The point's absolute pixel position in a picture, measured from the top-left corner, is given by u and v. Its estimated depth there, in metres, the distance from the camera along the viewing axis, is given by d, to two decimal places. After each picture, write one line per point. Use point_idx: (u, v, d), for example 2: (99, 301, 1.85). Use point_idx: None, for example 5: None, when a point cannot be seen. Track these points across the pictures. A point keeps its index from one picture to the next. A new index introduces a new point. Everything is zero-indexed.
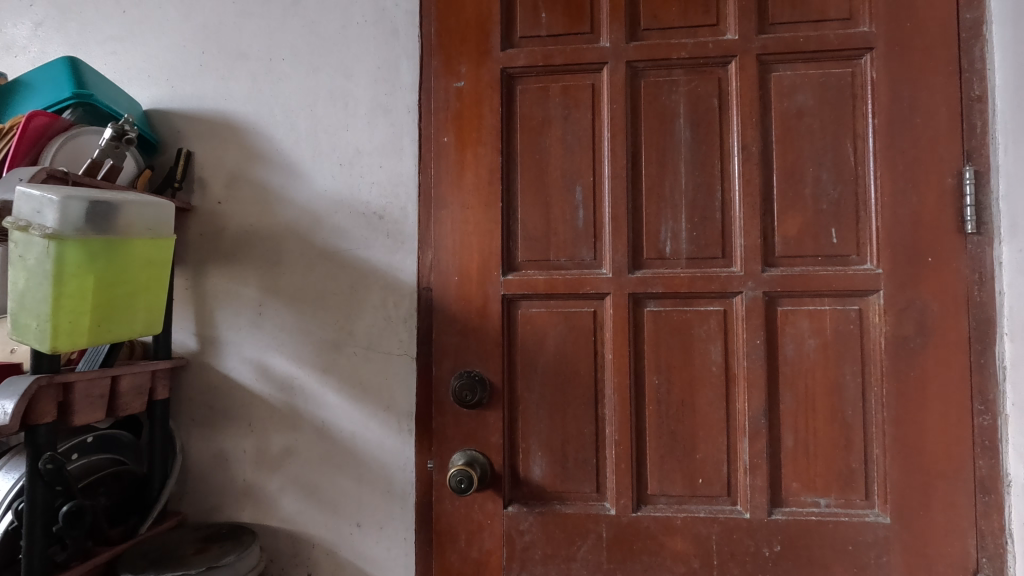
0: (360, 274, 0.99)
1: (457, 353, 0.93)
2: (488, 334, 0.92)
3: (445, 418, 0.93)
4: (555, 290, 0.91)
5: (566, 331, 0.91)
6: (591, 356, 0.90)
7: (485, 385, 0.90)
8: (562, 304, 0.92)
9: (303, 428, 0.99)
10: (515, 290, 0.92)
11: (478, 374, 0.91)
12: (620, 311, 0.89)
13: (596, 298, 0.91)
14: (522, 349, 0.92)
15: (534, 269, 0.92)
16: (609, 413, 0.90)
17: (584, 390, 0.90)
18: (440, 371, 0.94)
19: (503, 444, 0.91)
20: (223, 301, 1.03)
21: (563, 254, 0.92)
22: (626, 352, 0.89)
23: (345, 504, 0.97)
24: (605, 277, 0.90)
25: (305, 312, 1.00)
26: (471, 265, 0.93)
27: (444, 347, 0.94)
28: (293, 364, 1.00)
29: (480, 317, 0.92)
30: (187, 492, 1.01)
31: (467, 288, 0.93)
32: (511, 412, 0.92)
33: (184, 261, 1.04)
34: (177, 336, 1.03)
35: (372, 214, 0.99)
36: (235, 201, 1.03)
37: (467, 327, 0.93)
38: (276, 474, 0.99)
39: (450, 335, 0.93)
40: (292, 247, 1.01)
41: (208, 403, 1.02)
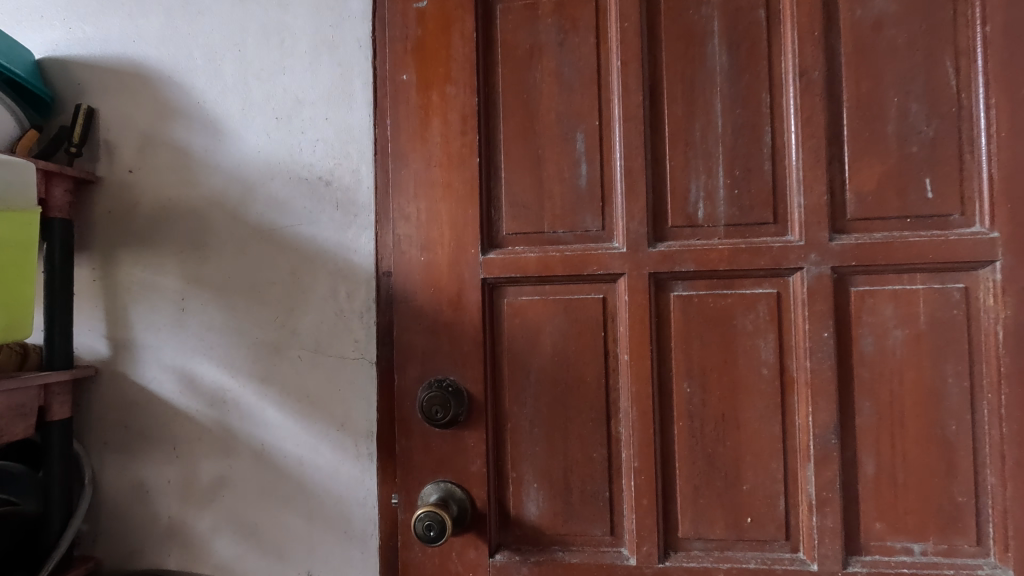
0: (305, 257, 0.77)
1: (425, 355, 0.71)
2: (464, 330, 0.70)
3: (411, 442, 0.71)
4: (552, 271, 0.69)
5: (567, 325, 0.69)
6: (601, 359, 0.69)
7: (461, 398, 0.69)
8: (561, 290, 0.70)
9: (239, 452, 0.79)
10: (498, 272, 0.70)
11: (452, 384, 0.70)
12: (638, 297, 0.67)
13: (606, 282, 0.69)
14: (510, 351, 0.70)
15: (524, 245, 0.70)
16: (625, 433, 0.68)
17: (592, 403, 0.69)
18: (404, 380, 0.71)
19: (488, 475, 0.70)
20: (137, 295, 0.81)
21: (560, 223, 0.70)
22: (646, 351, 0.67)
23: (291, 548, 0.77)
24: (617, 253, 0.68)
25: (238, 307, 0.79)
26: (442, 240, 0.71)
27: (407, 348, 0.71)
28: (224, 372, 0.79)
29: (453, 308, 0.70)
30: (101, 533, 0.81)
31: (436, 270, 0.71)
32: (497, 431, 0.70)
33: (90, 246, 0.83)
34: (82, 340, 0.82)
35: (317, 180, 0.78)
36: (148, 168, 0.82)
37: (437, 322, 0.71)
38: (207, 511, 0.79)
39: (414, 332, 0.71)
40: (221, 224, 0.80)
41: (123, 422, 0.82)
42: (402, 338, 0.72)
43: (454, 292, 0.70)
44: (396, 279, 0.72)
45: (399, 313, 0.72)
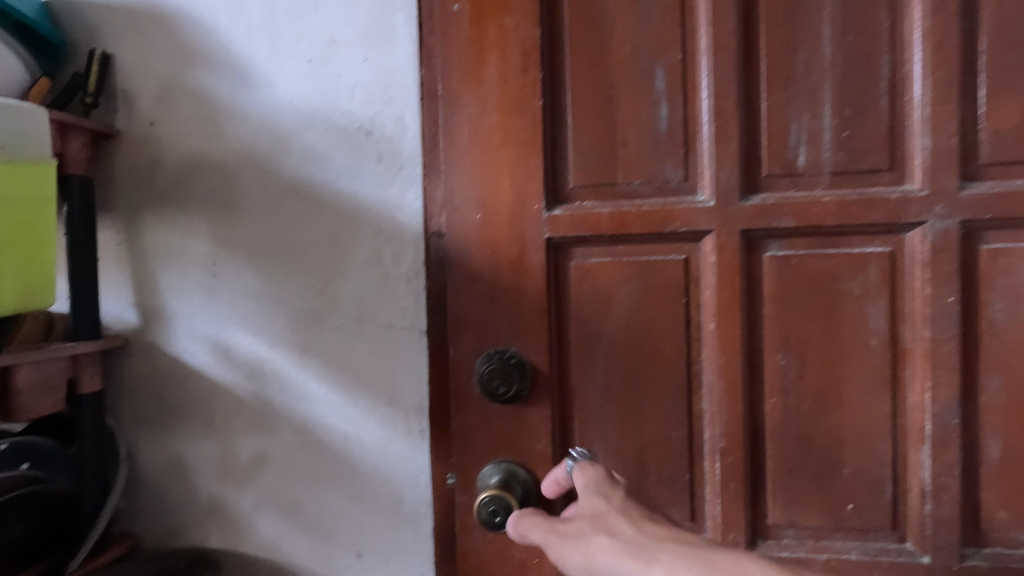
0: (345, 216, 0.70)
1: (482, 325, 0.64)
2: (526, 296, 0.63)
3: (468, 419, 0.65)
4: (627, 230, 0.61)
5: (642, 291, 0.61)
6: (682, 328, 0.61)
7: (524, 371, 0.62)
8: (636, 250, 0.61)
9: (280, 428, 0.73)
10: (566, 231, 0.62)
11: (514, 356, 0.63)
12: (728, 256, 0.59)
13: (688, 241, 0.61)
14: (578, 319, 0.63)
15: (594, 199, 0.62)
16: (708, 411, 0.61)
17: (671, 377, 0.61)
18: (459, 351, 0.65)
19: (554, 455, 0.63)
20: (165, 259, 0.75)
21: (637, 174, 0.61)
22: (735, 319, 0.60)
23: (338, 529, 0.72)
24: (702, 207, 0.60)
25: (274, 271, 0.72)
26: (500, 195, 0.63)
27: (462, 317, 0.64)
28: (261, 343, 0.73)
29: (513, 272, 0.63)
30: (139, 510, 0.77)
31: (494, 231, 0.63)
32: (563, 408, 0.64)
33: (113, 207, 0.76)
34: (110, 308, 0.77)
35: (356, 130, 0.69)
36: (170, 121, 0.74)
37: (495, 287, 0.63)
38: (248, 489, 0.75)
39: (470, 299, 0.64)
40: (252, 181, 0.73)
41: (156, 395, 0.76)
42: (457, 306, 0.64)
43: (516, 253, 0.63)
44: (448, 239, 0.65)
45: (452, 277, 0.64)
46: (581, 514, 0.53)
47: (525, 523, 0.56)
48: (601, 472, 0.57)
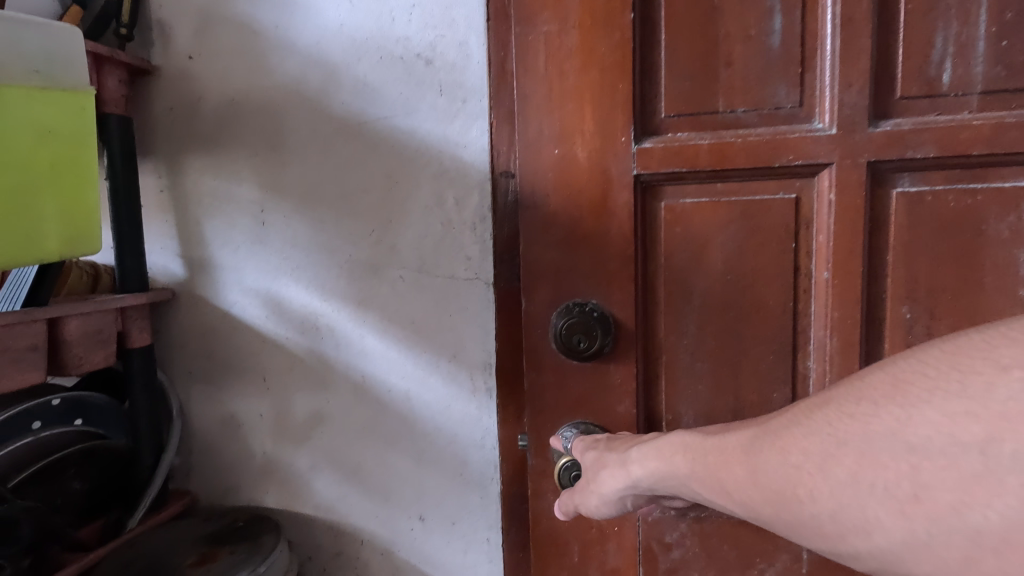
0: (403, 157, 0.64)
1: (559, 274, 0.57)
2: (609, 242, 0.56)
3: (542, 377, 0.59)
4: (728, 165, 0.53)
5: (745, 235, 0.54)
6: (790, 278, 0.53)
7: (606, 326, 0.56)
8: (738, 188, 0.54)
9: (337, 385, 0.69)
10: (656, 167, 0.55)
11: (596, 309, 0.57)
12: (849, 195, 0.51)
13: (801, 176, 0.53)
14: (668, 268, 0.56)
15: (689, 130, 0.54)
16: (815, 370, 0.54)
17: (774, 333, 0.54)
18: (532, 303, 0.58)
19: (638, 417, 0.58)
20: (211, 206, 0.70)
21: (743, 98, 0.53)
22: (854, 267, 0.52)
23: (400, 491, 0.69)
24: (821, 136, 0.51)
25: (326, 218, 0.67)
26: (582, 127, 0.55)
27: (536, 265, 0.58)
28: (315, 296, 0.68)
29: (595, 214, 0.56)
30: (194, 467, 0.75)
31: (573, 167, 0.56)
32: (647, 366, 0.58)
33: (153, 150, 0.71)
34: (155, 259, 0.72)
35: (414, 58, 0.62)
36: (210, 54, 0.68)
37: (575, 231, 0.56)
38: (304, 448, 0.71)
39: (546, 245, 0.57)
40: (301, 119, 0.66)
41: (207, 350, 0.73)
42: (530, 252, 0.58)
43: (598, 194, 0.56)
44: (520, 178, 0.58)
45: (525, 221, 0.58)
46: (584, 466, 0.52)
47: (564, 500, 0.54)
48: (586, 440, 0.55)
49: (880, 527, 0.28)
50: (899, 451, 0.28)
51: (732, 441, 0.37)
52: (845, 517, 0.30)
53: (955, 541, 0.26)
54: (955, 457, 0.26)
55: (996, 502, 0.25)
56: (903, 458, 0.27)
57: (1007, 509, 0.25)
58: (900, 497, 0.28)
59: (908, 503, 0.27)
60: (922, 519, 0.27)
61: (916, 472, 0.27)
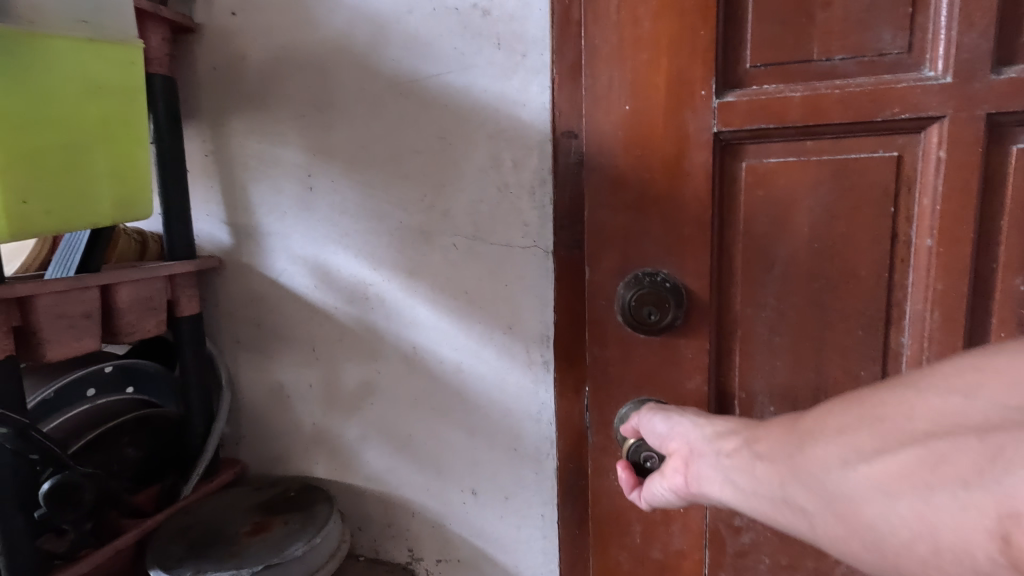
0: (457, 117, 0.60)
1: (626, 239, 0.53)
2: (684, 204, 0.52)
3: (605, 351, 0.56)
4: (821, 120, 0.48)
5: (837, 198, 0.49)
6: (885, 245, 0.49)
7: (677, 298, 0.52)
8: (830, 146, 0.49)
9: (387, 356, 0.67)
10: (739, 124, 0.50)
11: (667, 280, 0.53)
12: (961, 152, 0.46)
13: (905, 132, 0.47)
14: (748, 234, 0.51)
15: (777, 81, 0.49)
16: (909, 346, 0.50)
17: (866, 305, 0.50)
18: (596, 271, 0.55)
19: (710, 393, 0.54)
20: (256, 171, 0.68)
21: (841, 44, 0.47)
22: (963, 233, 0.47)
23: (453, 463, 0.67)
24: (933, 85, 0.46)
25: (376, 182, 0.64)
26: (656, 78, 0.51)
27: (601, 229, 0.54)
28: (363, 263, 0.66)
29: (669, 175, 0.51)
30: (244, 436, 0.75)
31: (645, 123, 0.51)
32: (722, 338, 0.54)
33: (198, 114, 0.69)
34: (201, 227, 0.71)
35: (470, 9, 0.58)
36: (254, 9, 0.65)
37: (646, 193, 0.52)
38: (354, 419, 0.70)
39: (614, 208, 0.53)
40: (349, 77, 0.63)
41: (255, 319, 0.72)
42: (594, 216, 0.54)
43: (673, 152, 0.51)
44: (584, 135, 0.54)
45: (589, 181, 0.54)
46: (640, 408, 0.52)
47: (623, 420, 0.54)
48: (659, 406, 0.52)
49: (858, 447, 0.29)
50: (914, 393, 0.30)
51: (772, 427, 0.37)
52: (835, 445, 0.30)
53: (906, 458, 0.26)
54: (960, 405, 0.28)
55: (959, 436, 0.25)
56: (917, 398, 0.29)
57: (962, 437, 0.25)
58: (891, 429, 0.28)
59: (895, 432, 0.28)
60: (896, 442, 0.27)
61: (917, 412, 0.28)
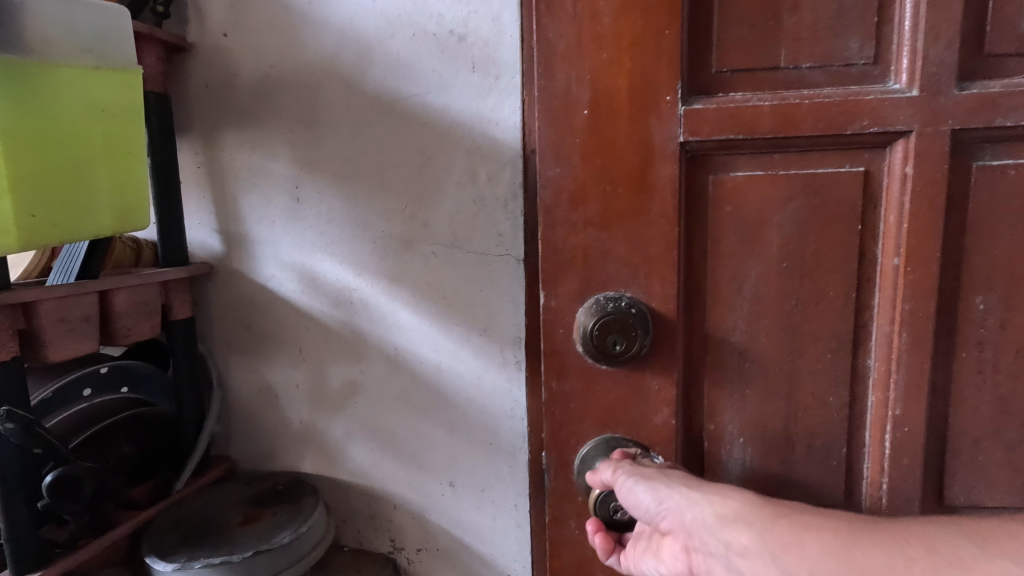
0: (436, 134, 0.64)
1: (589, 260, 0.53)
2: (647, 223, 0.52)
3: (572, 374, 0.55)
4: (794, 131, 0.50)
5: (804, 212, 0.51)
6: (855, 262, 0.52)
7: (641, 326, 0.52)
8: (796, 159, 0.51)
9: (370, 357, 0.71)
10: (707, 133, 0.51)
11: (633, 305, 0.52)
12: (930, 165, 0.49)
13: (872, 146, 0.50)
14: (710, 249, 0.53)
15: (746, 91, 0.51)
16: (875, 368, 0.53)
17: (835, 318, 0.53)
18: (557, 297, 0.54)
19: (676, 428, 0.54)
20: (247, 183, 0.72)
21: (808, 52, 0.50)
22: (928, 253, 0.50)
23: (433, 458, 0.71)
24: (901, 98, 0.49)
25: (360, 194, 0.68)
26: (619, 86, 0.51)
27: (563, 246, 0.53)
28: (349, 270, 0.70)
29: (633, 191, 0.52)
30: (235, 435, 0.78)
31: (608, 138, 0.51)
32: (688, 357, 0.55)
33: (191, 128, 0.73)
34: (193, 235, 0.75)
35: (447, 35, 0.62)
36: (245, 30, 0.69)
37: (610, 208, 0.52)
38: (339, 417, 0.74)
39: (577, 225, 0.53)
40: (335, 96, 0.67)
41: (245, 322, 0.75)
42: (556, 232, 0.53)
43: (636, 171, 0.52)
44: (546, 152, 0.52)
45: (550, 200, 0.53)
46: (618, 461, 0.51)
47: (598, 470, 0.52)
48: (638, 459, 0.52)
49: None
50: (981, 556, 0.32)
51: (804, 535, 0.37)
52: None
53: None
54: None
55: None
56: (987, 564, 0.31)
57: None
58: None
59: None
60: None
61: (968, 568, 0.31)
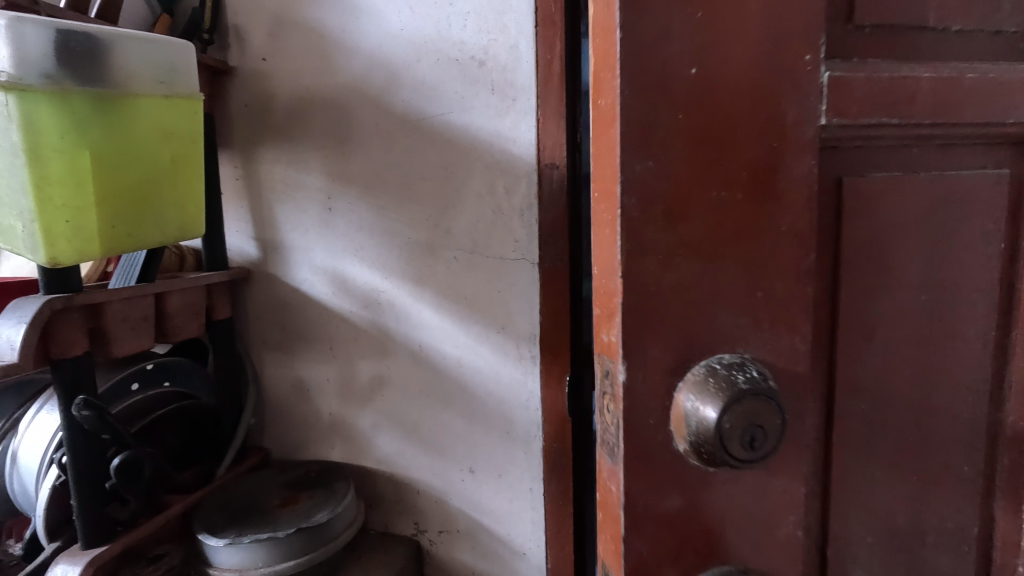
0: (457, 149, 0.69)
1: (699, 319, 0.28)
2: (781, 257, 0.29)
3: (654, 505, 0.28)
4: (951, 118, 0.32)
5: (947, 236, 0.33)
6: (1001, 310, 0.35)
7: (784, 412, 0.28)
8: (946, 157, 0.33)
9: (396, 353, 0.76)
10: (855, 113, 0.30)
11: (764, 376, 0.29)
12: None
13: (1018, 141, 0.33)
14: (838, 303, 0.32)
15: (887, 54, 0.31)
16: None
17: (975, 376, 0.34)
18: (642, 370, 0.28)
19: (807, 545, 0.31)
20: (283, 194, 0.77)
21: (958, 7, 0.32)
22: None
23: (453, 446, 0.76)
24: None
25: (387, 203, 0.73)
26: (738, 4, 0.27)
27: (653, 295, 0.28)
28: (377, 274, 0.75)
29: (756, 200, 0.28)
30: (268, 426, 0.84)
31: (725, 106, 0.27)
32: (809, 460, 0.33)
33: (231, 143, 0.78)
34: (234, 242, 0.80)
35: (468, 60, 0.66)
36: (281, 55, 0.74)
37: (732, 226, 0.28)
38: (368, 409, 0.79)
39: (677, 258, 0.28)
40: (364, 114, 0.72)
41: (279, 322, 0.81)
42: (640, 267, 0.27)
43: (772, 163, 0.28)
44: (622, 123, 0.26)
45: (632, 212, 0.27)
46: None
47: None
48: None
49: None
50: None
51: None
52: None
53: None
54: None
55: None
56: None
57: None
58: None
59: None
60: None
61: None
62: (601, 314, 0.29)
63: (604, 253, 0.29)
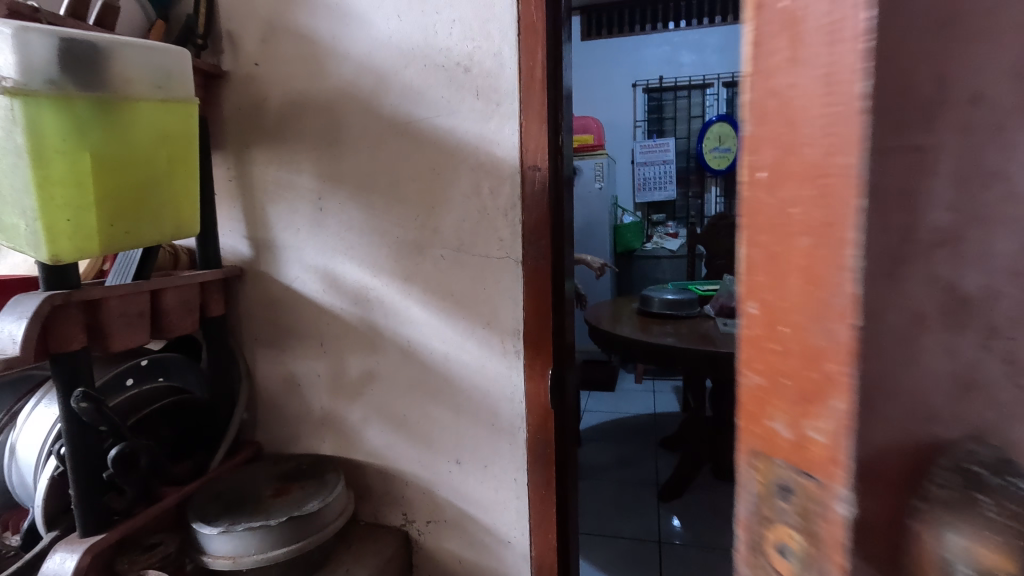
0: (444, 150, 0.74)
1: (977, 404, 0.19)
2: None
3: None
4: None
5: None
6: None
7: None
8: None
9: (386, 348, 0.80)
10: None
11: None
12: None
13: None
14: None
15: None
16: None
17: None
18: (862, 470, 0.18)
19: None
20: (275, 195, 0.81)
21: None
22: None
23: (441, 437, 0.80)
24: None
25: (376, 205, 0.77)
26: None
27: (897, 377, 0.18)
28: (367, 273, 0.79)
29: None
30: (261, 420, 0.88)
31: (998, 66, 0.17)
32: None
33: (224, 145, 0.82)
34: (227, 241, 0.84)
35: (455, 66, 0.72)
36: (274, 60, 0.78)
37: (1006, 265, 0.18)
38: (357, 403, 0.83)
39: (930, 316, 0.18)
40: (355, 118, 0.76)
41: (271, 318, 0.84)
42: (877, 321, 0.17)
43: None
44: (836, 108, 0.17)
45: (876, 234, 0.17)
46: None
47: None
48: None
49: None
50: None
51: None
52: None
53: None
54: None
55: None
56: None
57: None
58: None
59: None
60: None
61: None
62: (793, 390, 0.19)
63: (798, 283, 0.19)
